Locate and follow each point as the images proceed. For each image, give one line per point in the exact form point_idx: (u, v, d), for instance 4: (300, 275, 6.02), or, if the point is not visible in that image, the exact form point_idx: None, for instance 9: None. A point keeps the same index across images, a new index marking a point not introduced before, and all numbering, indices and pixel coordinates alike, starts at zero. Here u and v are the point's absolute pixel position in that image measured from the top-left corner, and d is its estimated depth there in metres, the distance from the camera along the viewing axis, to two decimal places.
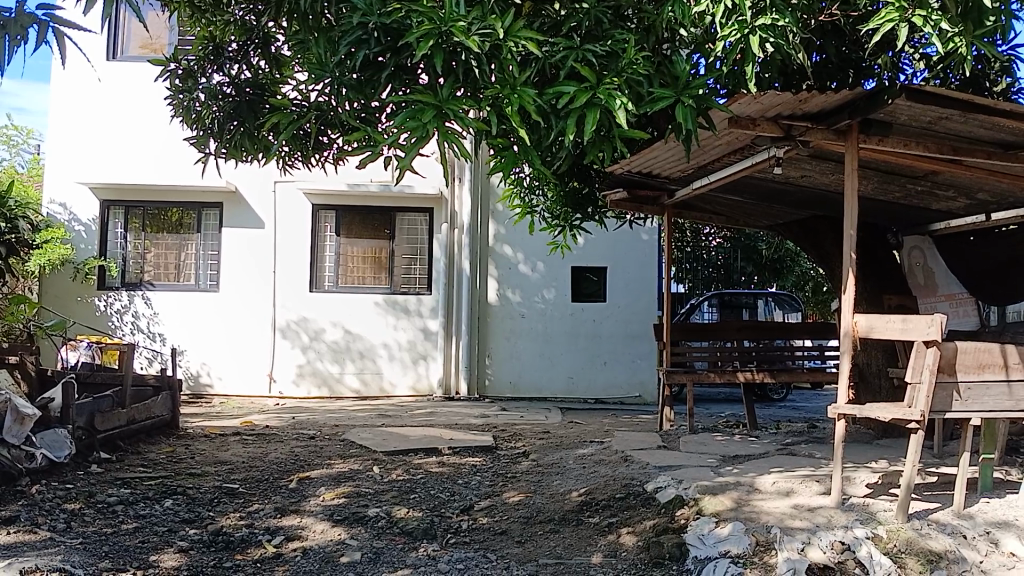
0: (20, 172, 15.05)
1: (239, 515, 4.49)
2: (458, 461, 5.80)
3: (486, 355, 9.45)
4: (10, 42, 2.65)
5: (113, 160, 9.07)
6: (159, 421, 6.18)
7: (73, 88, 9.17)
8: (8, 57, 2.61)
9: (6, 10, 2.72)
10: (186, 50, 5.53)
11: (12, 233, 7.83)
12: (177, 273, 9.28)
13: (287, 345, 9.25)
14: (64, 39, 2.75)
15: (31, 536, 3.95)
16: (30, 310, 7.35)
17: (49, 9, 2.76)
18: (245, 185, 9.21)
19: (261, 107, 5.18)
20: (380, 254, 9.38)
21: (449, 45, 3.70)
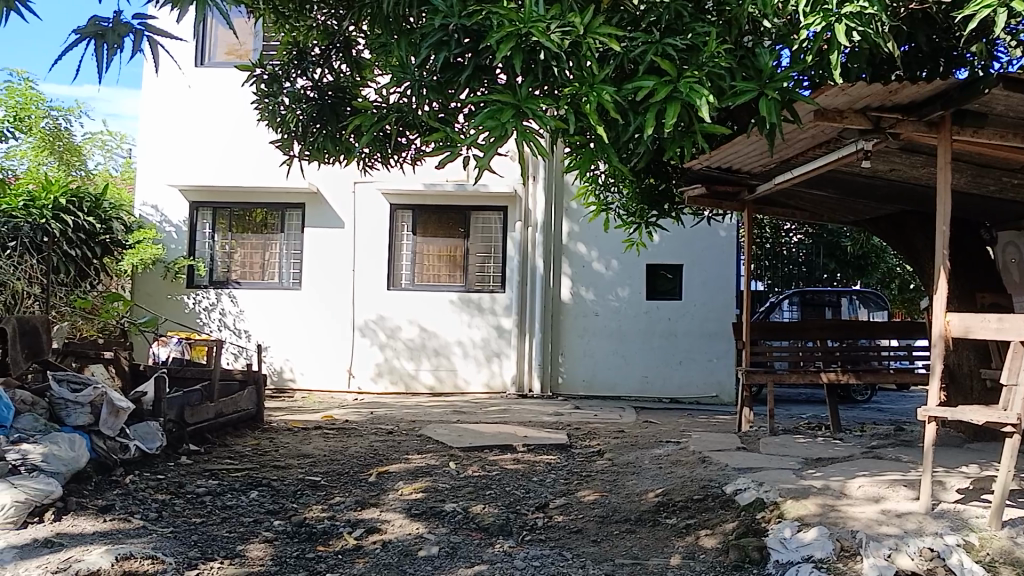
0: (115, 174, 15.90)
1: (322, 507, 4.61)
2: (533, 458, 5.81)
3: (560, 353, 9.45)
4: (109, 52, 2.80)
5: (203, 162, 9.45)
6: (245, 414, 6.39)
7: (165, 94, 9.56)
8: (108, 66, 2.76)
9: (104, 21, 2.87)
10: (271, 56, 5.72)
11: (107, 233, 8.89)
12: (262, 271, 9.57)
13: (365, 342, 9.44)
14: (159, 49, 2.88)
15: (126, 524, 4.14)
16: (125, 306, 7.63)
17: (145, 19, 2.89)
18: (327, 185, 9.44)
19: (342, 110, 5.34)
20: (456, 252, 9.45)
21: (527, 44, 3.70)
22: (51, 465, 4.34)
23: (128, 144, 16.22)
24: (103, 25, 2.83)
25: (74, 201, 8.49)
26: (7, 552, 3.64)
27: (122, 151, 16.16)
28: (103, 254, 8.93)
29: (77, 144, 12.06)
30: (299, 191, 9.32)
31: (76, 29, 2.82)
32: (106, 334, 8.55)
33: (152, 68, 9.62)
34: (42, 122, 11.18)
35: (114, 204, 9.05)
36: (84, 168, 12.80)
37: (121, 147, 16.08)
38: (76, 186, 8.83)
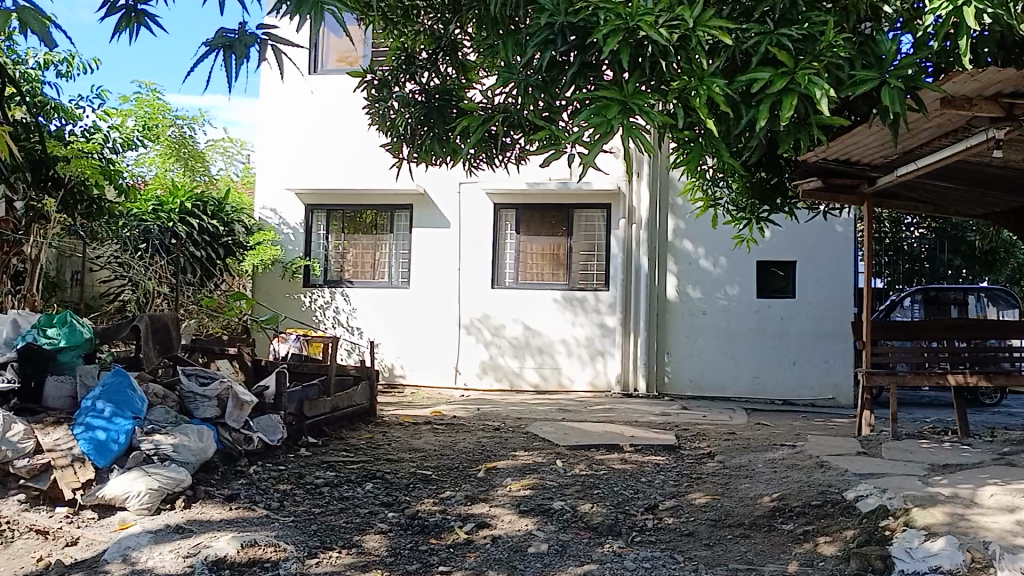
0: (234, 179, 16.77)
1: (433, 501, 4.70)
2: (641, 458, 5.75)
3: (666, 352, 9.32)
4: (235, 62, 2.96)
5: (318, 167, 9.82)
6: (360, 409, 6.60)
7: (281, 102, 9.99)
8: (234, 75, 2.92)
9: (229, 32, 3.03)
10: (381, 62, 5.88)
11: (229, 234, 9.45)
12: (372, 271, 9.87)
13: (471, 340, 9.58)
14: (279, 57, 3.02)
15: (250, 512, 4.34)
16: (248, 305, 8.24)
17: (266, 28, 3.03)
18: (434, 187, 9.63)
19: (449, 112, 5.44)
20: (559, 251, 9.46)
21: (635, 39, 3.65)
22: (181, 455, 4.60)
23: (247, 150, 16.98)
24: (230, 36, 2.98)
25: (200, 206, 9.17)
26: (143, 536, 3.90)
27: (242, 157, 16.95)
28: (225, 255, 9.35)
29: (200, 151, 12.75)
30: (408, 192, 9.56)
31: (205, 40, 2.97)
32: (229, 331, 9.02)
33: (269, 78, 10.07)
34: (170, 132, 11.87)
35: (235, 207, 9.62)
36: (208, 173, 13.51)
37: (241, 154, 16.87)
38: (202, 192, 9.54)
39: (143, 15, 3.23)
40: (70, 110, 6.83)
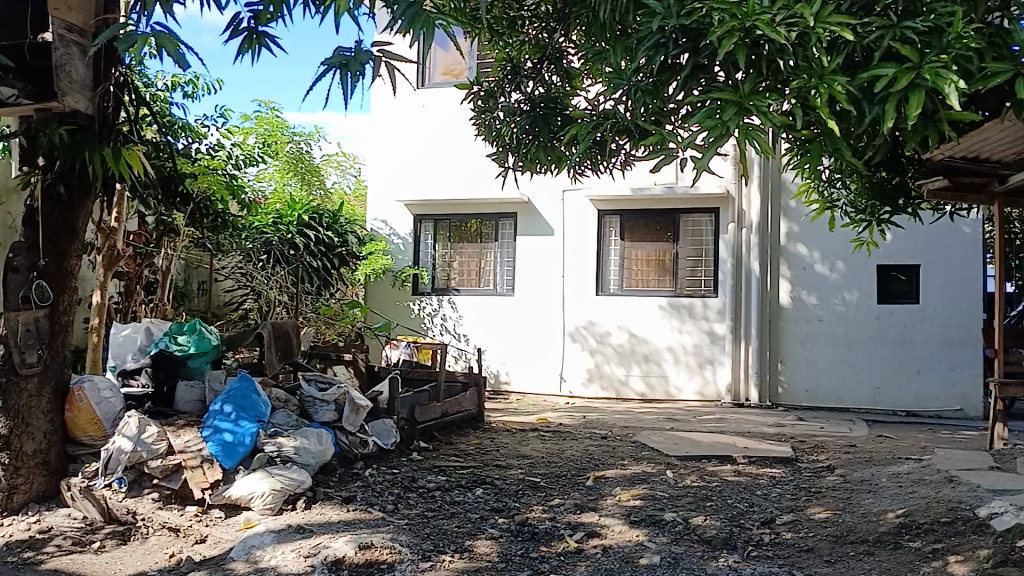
0: (348, 191, 17.38)
1: (542, 509, 4.71)
2: (755, 470, 5.58)
3: (779, 360, 9.02)
4: (352, 79, 3.07)
5: (427, 178, 10.07)
6: (468, 415, 6.70)
7: (390, 115, 10.29)
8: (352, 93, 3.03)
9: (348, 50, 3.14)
10: (487, 74, 5.96)
11: (343, 245, 9.82)
12: (478, 278, 10.02)
13: (576, 348, 9.55)
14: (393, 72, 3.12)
15: (367, 514, 4.46)
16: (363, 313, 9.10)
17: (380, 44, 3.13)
18: (538, 195, 9.69)
19: (554, 119, 5.45)
20: (665, 257, 9.30)
21: (751, 38, 3.55)
22: (302, 457, 4.79)
23: (359, 163, 17.51)
24: (347, 54, 3.10)
25: (315, 218, 9.56)
26: (266, 536, 4.08)
27: (355, 170, 17.50)
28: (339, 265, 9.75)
29: (315, 164, 13.26)
30: (513, 201, 9.65)
31: (324, 60, 3.10)
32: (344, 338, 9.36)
33: (379, 92, 10.40)
34: (288, 148, 12.39)
35: (348, 220, 10.01)
36: (323, 187, 14.04)
37: (353, 167, 17.45)
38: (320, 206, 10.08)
39: (265, 36, 3.40)
40: (196, 128, 7.26)
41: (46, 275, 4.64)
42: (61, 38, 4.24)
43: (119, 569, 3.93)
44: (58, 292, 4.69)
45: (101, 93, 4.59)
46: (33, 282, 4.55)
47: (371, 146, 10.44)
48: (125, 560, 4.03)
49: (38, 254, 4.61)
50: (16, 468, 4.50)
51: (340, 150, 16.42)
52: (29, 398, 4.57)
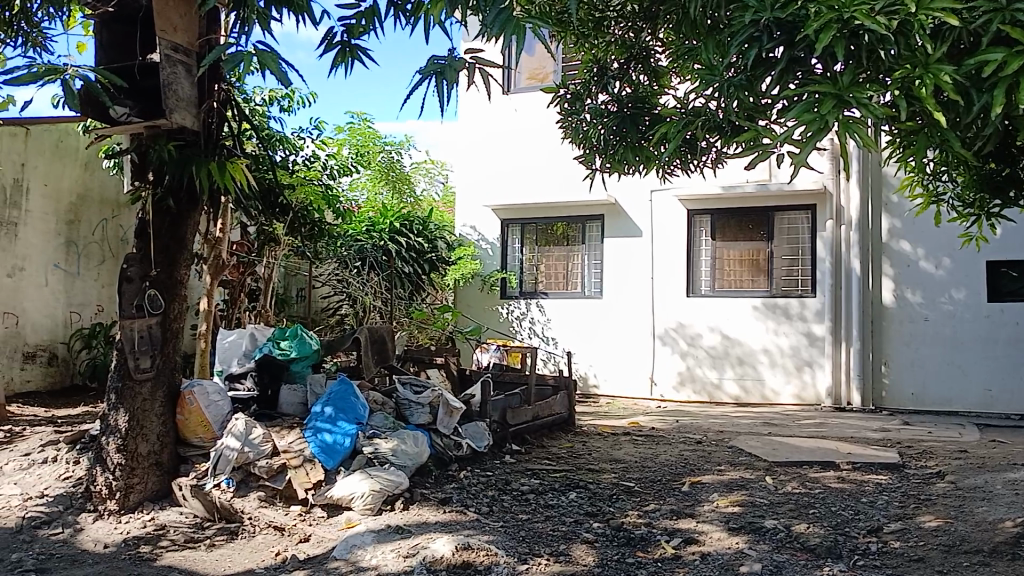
0: (435, 197, 17.72)
1: (638, 514, 4.65)
2: (860, 477, 5.36)
3: (882, 362, 8.64)
4: (445, 87, 3.12)
5: (514, 182, 10.14)
6: (559, 418, 6.70)
7: (478, 121, 10.42)
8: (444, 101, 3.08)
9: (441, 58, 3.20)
10: (573, 76, 5.94)
11: (433, 251, 10.01)
12: (566, 281, 10.01)
13: (666, 351, 9.41)
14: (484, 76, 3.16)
15: (462, 516, 4.51)
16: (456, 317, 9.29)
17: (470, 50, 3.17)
18: (626, 197, 9.62)
19: (643, 119, 5.39)
20: (759, 256, 9.04)
21: (849, 29, 3.39)
22: (399, 459, 4.89)
23: (447, 170, 17.74)
24: (441, 63, 3.14)
25: (406, 225, 9.76)
26: (367, 535, 4.17)
27: (442, 177, 17.74)
28: (428, 270, 9.91)
29: (405, 173, 13.54)
30: (601, 203, 9.61)
31: (419, 69, 3.16)
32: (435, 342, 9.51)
33: (467, 99, 10.54)
34: (380, 157, 12.70)
35: (437, 226, 10.17)
36: (413, 194, 14.30)
37: (441, 174, 17.76)
38: (410, 212, 10.29)
39: (357, 49, 3.49)
40: (291, 141, 7.54)
41: (158, 284, 4.88)
42: (168, 57, 4.45)
43: (229, 565, 4.10)
44: (169, 300, 4.93)
45: (206, 109, 4.80)
46: (146, 291, 4.77)
47: (459, 153, 10.59)
48: (234, 557, 4.20)
49: (150, 265, 4.86)
50: (132, 468, 4.75)
51: (428, 158, 16.72)
52: (143, 402, 4.82)
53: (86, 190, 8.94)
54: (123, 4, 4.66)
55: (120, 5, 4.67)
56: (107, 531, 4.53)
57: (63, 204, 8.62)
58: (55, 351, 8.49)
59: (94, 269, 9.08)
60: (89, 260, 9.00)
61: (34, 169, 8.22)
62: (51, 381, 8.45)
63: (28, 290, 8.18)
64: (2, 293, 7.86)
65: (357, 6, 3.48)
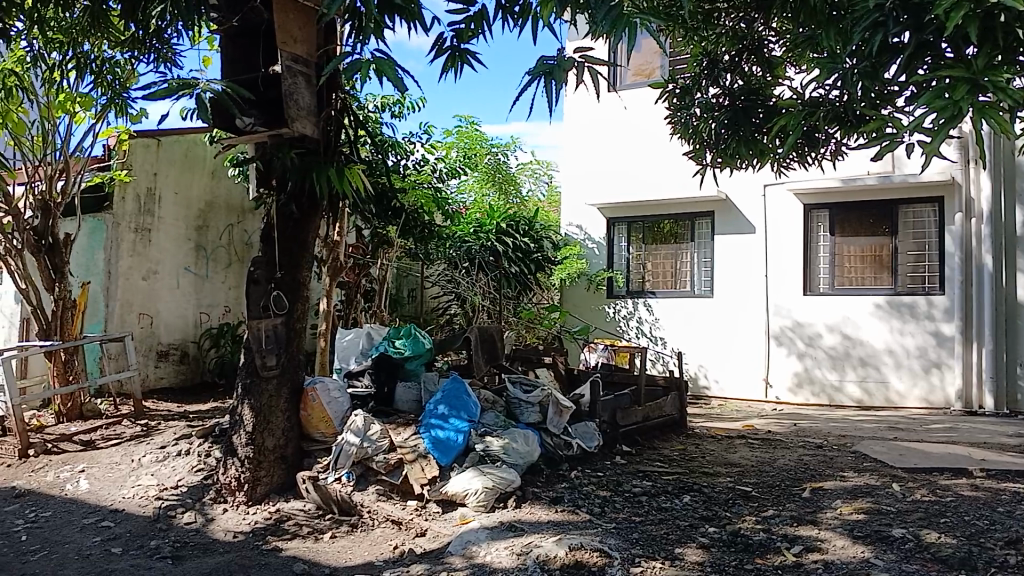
0: (541, 198, 17.85)
1: (755, 519, 4.51)
2: (996, 485, 5.01)
3: (1018, 363, 8.04)
4: (554, 88, 3.13)
5: (622, 180, 10.07)
6: (670, 419, 6.60)
7: (586, 120, 10.41)
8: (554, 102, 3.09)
9: (551, 58, 3.21)
10: (682, 70, 5.82)
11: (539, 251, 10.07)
12: (675, 280, 9.84)
13: (781, 352, 9.10)
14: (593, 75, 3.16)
15: (574, 516, 4.50)
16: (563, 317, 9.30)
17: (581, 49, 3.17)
18: (738, 192, 9.36)
19: (755, 112, 5.23)
20: (882, 252, 8.62)
21: (985, 9, 3.14)
22: (511, 457, 4.93)
23: (552, 170, 17.76)
24: (550, 64, 3.16)
25: (513, 225, 9.76)
26: (481, 532, 4.23)
27: (548, 177, 17.77)
28: (535, 270, 9.96)
29: (511, 174, 13.66)
30: (712, 200, 9.40)
31: (528, 70, 3.19)
32: (543, 342, 9.55)
33: (573, 99, 10.54)
34: (487, 159, 12.86)
35: (543, 226, 10.22)
36: (519, 194, 14.41)
37: (547, 174, 17.87)
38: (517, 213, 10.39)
39: (466, 53, 3.53)
40: (402, 145, 7.80)
41: (283, 285, 5.12)
42: (289, 68, 4.65)
43: (350, 557, 4.24)
44: (293, 301, 5.17)
45: (325, 117, 4.98)
46: (272, 293, 5.03)
47: (566, 152, 10.61)
48: (354, 549, 4.35)
49: (275, 268, 5.10)
50: (259, 461, 4.99)
51: (534, 158, 16.85)
52: (270, 398, 5.06)
53: (213, 198, 9.47)
54: (247, 19, 4.86)
55: (244, 19, 4.88)
56: (236, 521, 4.77)
57: (192, 211, 9.16)
58: (186, 350, 9.07)
59: (221, 272, 9.63)
60: (216, 263, 9.56)
61: (166, 179, 8.77)
62: (183, 379, 9.03)
63: (162, 292, 8.75)
64: (139, 295, 8.44)
65: (466, 10, 3.53)
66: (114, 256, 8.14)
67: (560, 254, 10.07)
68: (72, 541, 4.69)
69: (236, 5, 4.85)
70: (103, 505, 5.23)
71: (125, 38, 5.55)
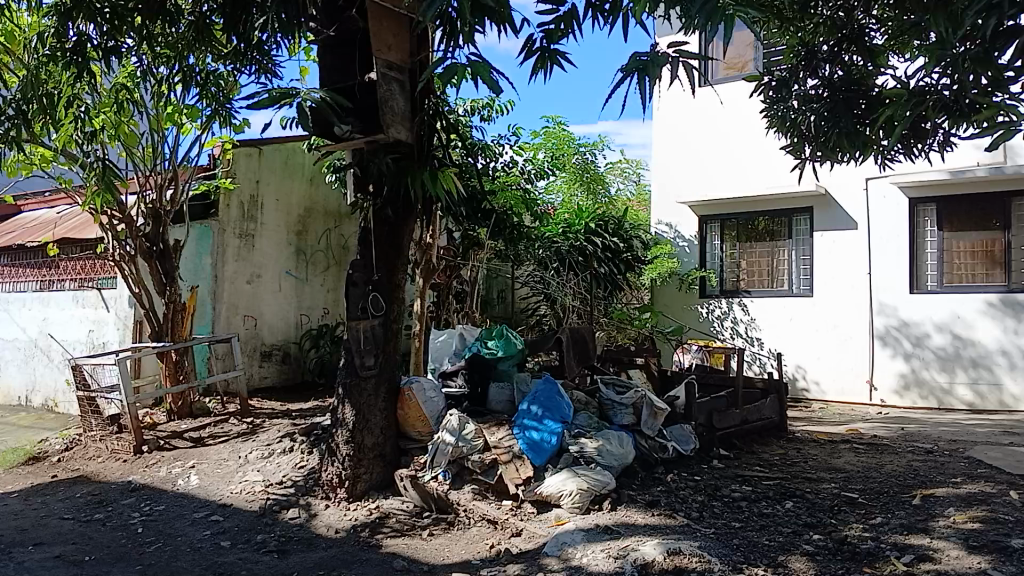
0: (630, 196, 17.70)
1: (862, 527, 4.33)
2: None
3: None
4: (648, 84, 3.08)
5: (715, 177, 9.89)
6: (770, 422, 6.42)
7: (678, 117, 10.26)
8: (647, 98, 3.04)
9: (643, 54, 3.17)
10: (777, 62, 5.65)
11: (629, 251, 9.98)
12: (771, 279, 9.57)
13: (886, 353, 8.72)
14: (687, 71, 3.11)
15: (671, 520, 4.43)
16: (655, 317, 9.19)
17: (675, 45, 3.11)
18: (838, 188, 9.05)
19: (856, 103, 5.04)
20: (994, 247, 8.15)
21: None
22: (605, 459, 4.90)
23: (642, 169, 17.58)
24: (643, 59, 3.10)
25: (602, 225, 9.71)
26: (577, 534, 4.21)
27: (637, 176, 17.60)
28: (625, 270, 9.87)
29: (600, 173, 13.59)
30: (810, 195, 9.10)
31: (621, 68, 3.15)
32: (634, 342, 9.46)
33: (664, 97, 10.41)
34: (575, 159, 12.83)
35: (633, 226, 10.14)
36: (608, 194, 14.34)
37: (636, 172, 17.70)
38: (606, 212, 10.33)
39: (556, 54, 3.51)
40: (491, 148, 7.89)
41: (379, 288, 5.24)
42: (384, 75, 4.75)
43: (447, 555, 4.30)
44: (389, 303, 5.29)
45: (418, 122, 5.07)
46: (370, 295, 5.15)
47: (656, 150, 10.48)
48: (451, 547, 4.40)
49: (372, 270, 5.24)
50: (359, 459, 5.12)
51: (623, 157, 16.73)
52: (368, 397, 5.19)
53: (312, 204, 9.78)
54: (343, 29, 5.02)
55: (341, 29, 5.04)
56: (338, 516, 4.90)
57: (293, 217, 9.49)
58: (287, 350, 9.41)
59: (320, 275, 9.95)
60: (315, 267, 9.87)
61: (268, 186, 9.11)
62: (285, 378, 9.37)
63: (264, 295, 9.11)
64: (244, 298, 8.82)
65: (556, 10, 3.51)
66: (220, 261, 8.51)
67: (649, 253, 9.94)
68: (184, 534, 4.93)
69: (334, 16, 5.06)
70: (213, 499, 5.48)
71: (227, 51, 5.76)
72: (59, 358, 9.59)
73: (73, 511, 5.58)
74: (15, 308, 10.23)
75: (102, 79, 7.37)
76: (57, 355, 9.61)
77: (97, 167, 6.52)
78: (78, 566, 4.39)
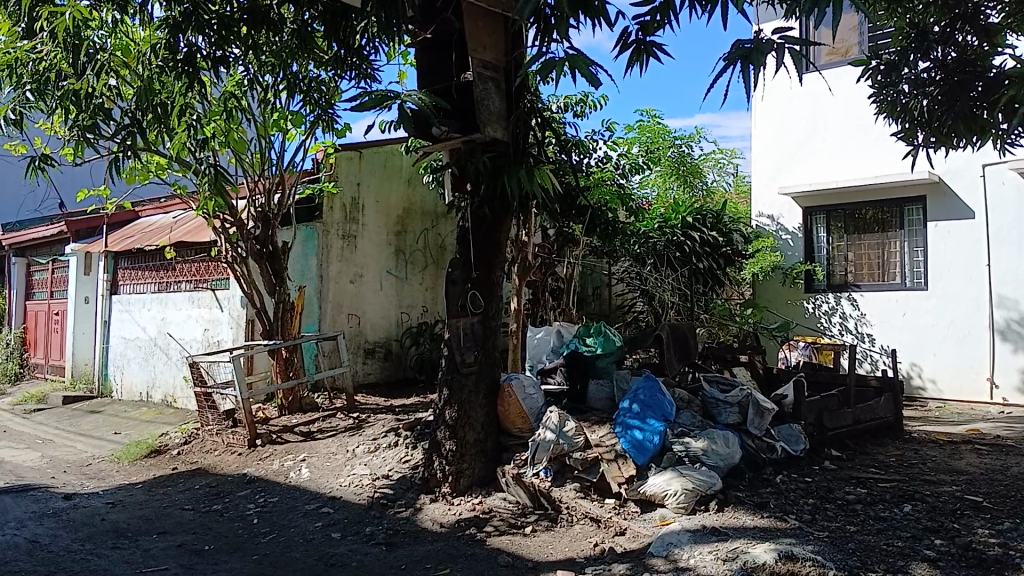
0: (728, 188, 17.30)
1: (990, 532, 4.08)
2: None
3: None
4: (752, 72, 2.96)
5: (819, 167, 9.56)
6: (884, 423, 6.16)
7: (779, 105, 9.97)
8: (749, 88, 2.94)
9: (745, 42, 3.05)
10: (885, 44, 5.32)
11: (728, 244, 9.75)
12: (882, 272, 9.17)
13: (1008, 349, 8.20)
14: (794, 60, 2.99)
15: (781, 523, 4.30)
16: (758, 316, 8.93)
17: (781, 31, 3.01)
18: (955, 176, 8.58)
19: (972, 84, 4.70)
20: None
21: None
22: (712, 459, 4.81)
23: (737, 158, 17.09)
24: (746, 47, 3.00)
25: (699, 219, 9.69)
26: (683, 535, 4.12)
27: (734, 167, 17.24)
28: (724, 264, 9.65)
29: (695, 165, 13.33)
30: (921, 183, 8.65)
31: (723, 57, 3.06)
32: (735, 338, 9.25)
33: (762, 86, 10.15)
34: (670, 152, 12.66)
35: (732, 219, 9.90)
36: (703, 184, 14.05)
37: (733, 163, 17.30)
38: (704, 207, 10.16)
39: (652, 46, 3.41)
40: (584, 144, 7.85)
41: (478, 285, 5.27)
42: (480, 75, 4.78)
43: (551, 552, 4.30)
44: (488, 300, 5.32)
45: (515, 121, 5.07)
46: (468, 292, 5.24)
47: (756, 140, 10.23)
48: (554, 544, 4.40)
49: (471, 268, 5.28)
50: (462, 454, 5.18)
51: (717, 147, 16.40)
52: (469, 393, 5.24)
53: (411, 205, 9.96)
54: (440, 30, 5.08)
55: (437, 30, 5.10)
56: (443, 511, 4.99)
57: (392, 217, 9.69)
58: (389, 347, 9.65)
59: (419, 275, 10.14)
60: (415, 266, 10.06)
61: (368, 188, 9.35)
62: (387, 375, 9.60)
63: (367, 294, 9.35)
64: (348, 298, 9.09)
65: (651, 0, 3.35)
66: (325, 260, 8.81)
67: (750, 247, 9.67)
68: (297, 525, 5.12)
69: (431, 17, 5.12)
70: (323, 492, 5.68)
71: (327, 57, 5.91)
72: (177, 355, 10.12)
73: (194, 502, 5.88)
74: (136, 308, 10.84)
75: (211, 88, 7.69)
76: (175, 352, 10.14)
77: (207, 173, 6.81)
78: (200, 555, 4.61)
